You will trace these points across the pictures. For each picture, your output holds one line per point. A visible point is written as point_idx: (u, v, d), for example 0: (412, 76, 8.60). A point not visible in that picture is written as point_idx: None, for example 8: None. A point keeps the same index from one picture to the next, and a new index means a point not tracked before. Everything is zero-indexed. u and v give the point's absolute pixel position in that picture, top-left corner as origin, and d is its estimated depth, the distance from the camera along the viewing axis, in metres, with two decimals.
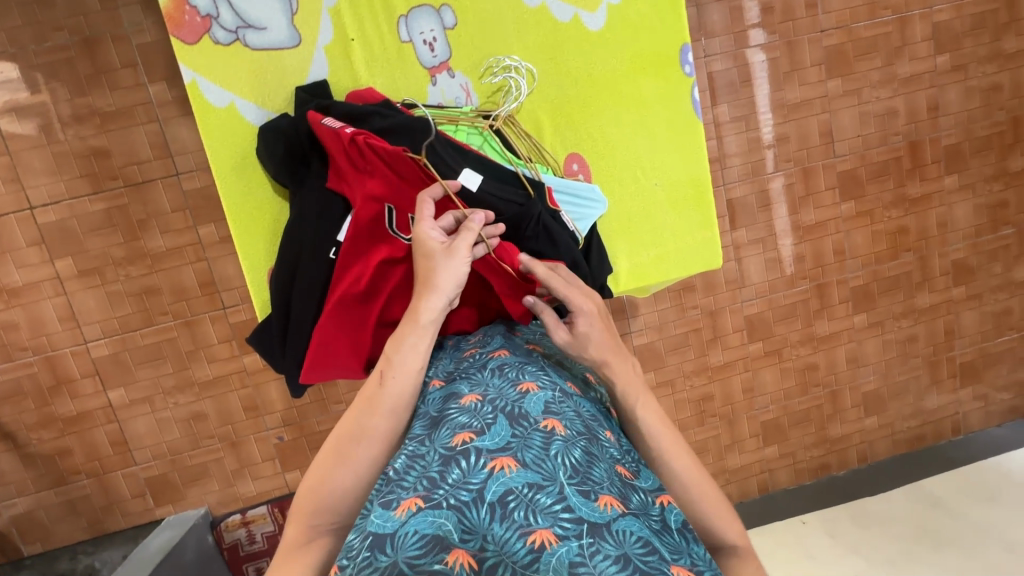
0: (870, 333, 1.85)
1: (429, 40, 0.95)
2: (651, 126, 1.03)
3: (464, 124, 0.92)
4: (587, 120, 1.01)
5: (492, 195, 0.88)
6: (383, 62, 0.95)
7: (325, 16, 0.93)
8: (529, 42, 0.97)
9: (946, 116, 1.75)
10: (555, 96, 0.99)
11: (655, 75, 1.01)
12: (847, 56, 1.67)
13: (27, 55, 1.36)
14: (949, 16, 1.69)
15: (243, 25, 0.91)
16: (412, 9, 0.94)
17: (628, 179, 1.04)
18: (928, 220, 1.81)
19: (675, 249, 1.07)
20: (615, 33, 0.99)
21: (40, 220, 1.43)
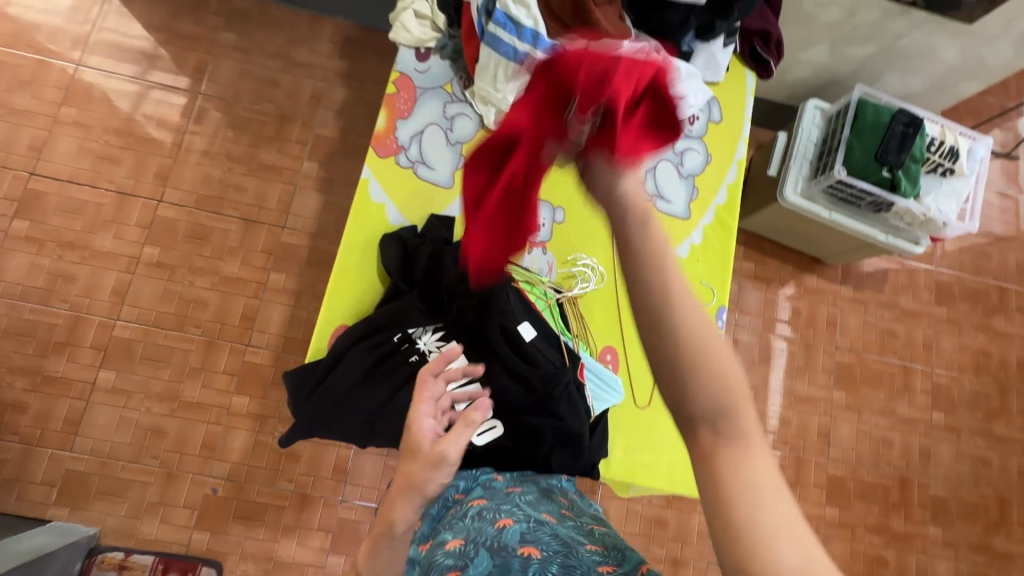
0: None
1: (538, 223, 1.22)
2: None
3: (538, 289, 1.14)
4: (631, 326, 1.19)
5: (538, 350, 1.06)
6: None
7: None
8: (610, 254, 1.22)
9: (936, 467, 1.86)
10: (613, 298, 1.20)
11: None
12: (854, 376, 1.89)
13: (238, 107, 1.76)
14: (946, 382, 1.93)
15: (421, 161, 1.20)
16: (537, 199, 1.23)
17: (647, 386, 1.17)
18: (908, 562, 1.79)
19: (667, 464, 1.14)
20: None
21: (159, 212, 1.67)
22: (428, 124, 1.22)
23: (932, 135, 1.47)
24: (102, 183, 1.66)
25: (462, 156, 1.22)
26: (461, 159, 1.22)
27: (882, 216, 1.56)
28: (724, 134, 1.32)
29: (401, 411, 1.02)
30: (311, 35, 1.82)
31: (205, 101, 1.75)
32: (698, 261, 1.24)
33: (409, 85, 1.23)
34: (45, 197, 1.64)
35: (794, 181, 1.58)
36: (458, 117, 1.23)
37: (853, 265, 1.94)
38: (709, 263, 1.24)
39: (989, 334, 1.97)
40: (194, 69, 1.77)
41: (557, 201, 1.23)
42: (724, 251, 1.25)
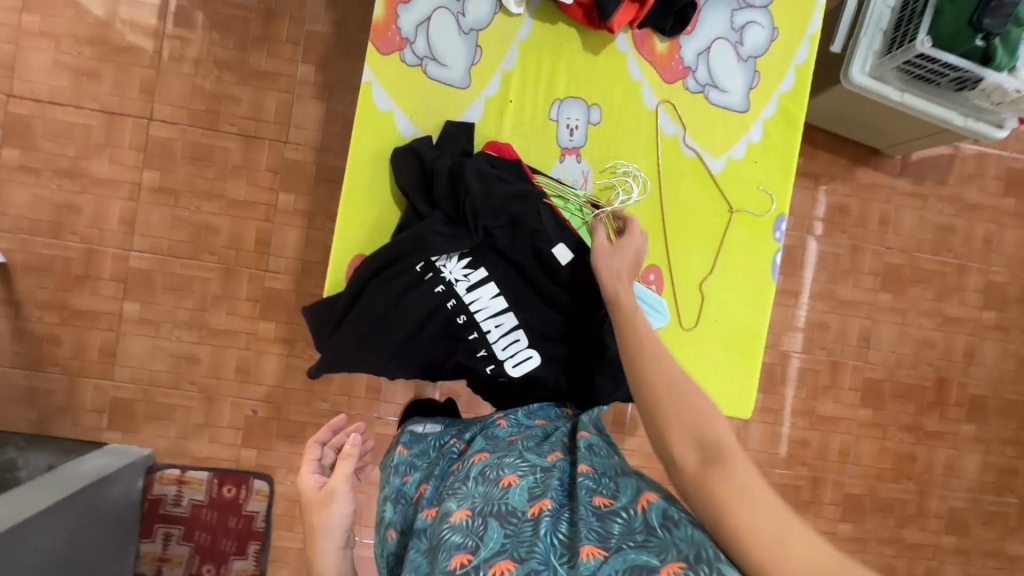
0: (850, 547, 1.79)
1: (571, 126, 1.07)
2: (729, 268, 1.10)
3: (573, 203, 1.02)
4: (677, 241, 1.09)
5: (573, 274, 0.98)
6: (527, 128, 1.06)
7: (498, 75, 1.05)
8: (653, 159, 1.08)
9: (978, 367, 1.81)
10: (657, 210, 1.08)
11: (747, 229, 1.10)
12: (903, 277, 1.77)
13: (216, 3, 1.54)
14: (1002, 280, 1.80)
15: (430, 57, 1.03)
16: (568, 97, 1.06)
17: (694, 305, 1.09)
18: (937, 457, 1.80)
19: (712, 384, 1.10)
20: (726, 181, 1.09)
21: (153, 133, 1.54)
22: (434, 9, 1.03)
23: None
24: (85, 101, 1.53)
25: (478, 47, 1.04)
26: (477, 51, 1.04)
27: (964, 95, 1.33)
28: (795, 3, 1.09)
29: (432, 342, 0.99)
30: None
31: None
32: (754, 163, 1.10)
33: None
34: (29, 121, 1.52)
35: (863, 58, 1.36)
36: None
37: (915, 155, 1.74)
38: (767, 165, 1.10)
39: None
40: None
41: (593, 97, 1.07)
42: (784, 152, 1.10)
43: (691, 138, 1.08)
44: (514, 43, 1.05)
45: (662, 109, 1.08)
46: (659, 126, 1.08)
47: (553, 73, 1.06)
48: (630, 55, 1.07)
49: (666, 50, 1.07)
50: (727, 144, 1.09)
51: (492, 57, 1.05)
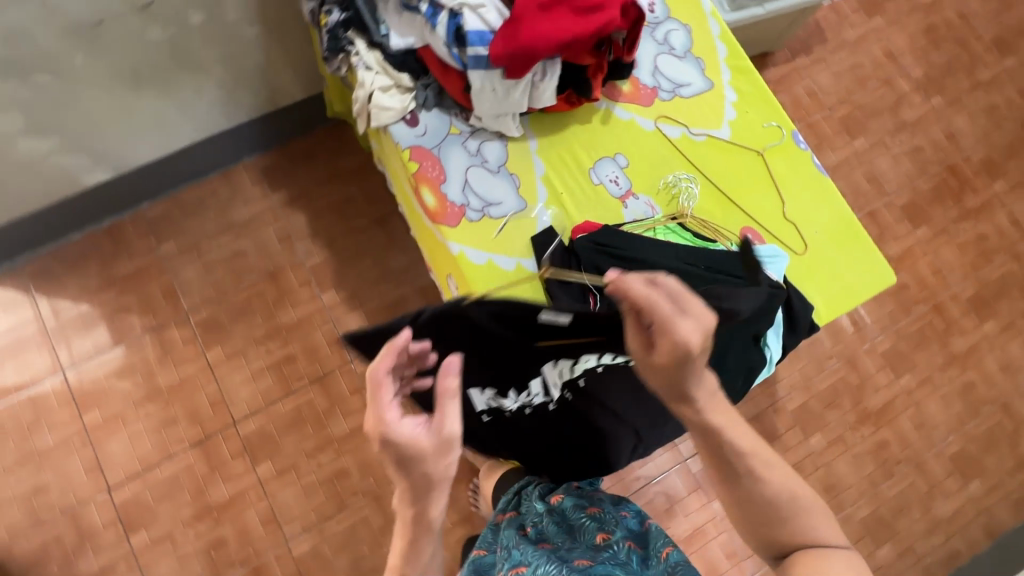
0: (1007, 338, 1.86)
1: (614, 180, 1.18)
2: (794, 193, 1.25)
3: (659, 226, 1.12)
4: (746, 200, 1.23)
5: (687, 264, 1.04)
6: (587, 201, 1.15)
7: (540, 182, 1.16)
8: (684, 158, 1.22)
9: (965, 139, 2.01)
10: (715, 190, 1.22)
11: (781, 156, 1.26)
12: (859, 119, 1.99)
13: (229, 297, 1.68)
14: (923, 70, 2.06)
15: (486, 204, 1.11)
16: (596, 161, 1.19)
17: (794, 234, 1.22)
18: (1000, 223, 1.95)
19: (853, 276, 1.21)
20: (740, 137, 1.26)
21: (243, 432, 1.60)
22: (465, 171, 1.12)
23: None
24: (175, 447, 1.58)
25: (512, 175, 1.14)
26: (513, 178, 1.14)
27: None
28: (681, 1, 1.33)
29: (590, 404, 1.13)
30: (235, 190, 1.73)
31: (196, 314, 1.66)
32: (746, 112, 1.28)
33: (424, 149, 1.10)
34: (140, 499, 1.55)
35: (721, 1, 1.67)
36: (483, 142, 1.14)
37: (796, 36, 2.01)
38: (756, 105, 1.28)
39: (924, 11, 2.10)
40: (165, 296, 1.66)
41: (612, 149, 1.20)
42: (760, 91, 1.28)
43: (694, 127, 1.25)
44: (534, 154, 1.17)
45: (662, 125, 1.23)
46: (668, 135, 1.23)
47: (575, 154, 1.18)
48: (612, 107, 1.22)
49: (631, 86, 1.25)
50: (719, 113, 1.27)
51: (526, 173, 1.15)
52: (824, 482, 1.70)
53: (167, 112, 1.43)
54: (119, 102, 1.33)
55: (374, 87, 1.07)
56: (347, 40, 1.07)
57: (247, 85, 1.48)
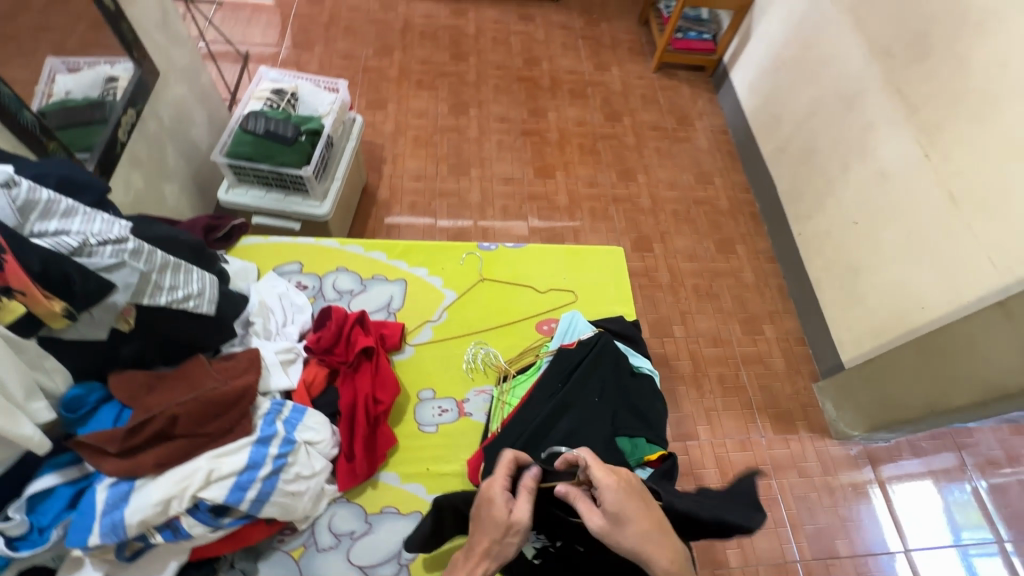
0: (702, 144, 2.28)
1: (442, 411, 0.90)
2: (527, 269, 1.06)
3: (505, 397, 0.90)
4: (515, 313, 1.01)
5: (565, 414, 0.86)
6: (447, 447, 0.86)
7: (404, 483, 0.83)
8: (452, 341, 0.96)
9: (509, 114, 2.24)
10: (498, 332, 0.98)
11: (478, 261, 1.06)
12: (457, 161, 2.07)
13: None
14: (444, 103, 2.22)
15: (398, 559, 0.76)
16: (410, 417, 0.88)
17: (560, 294, 1.04)
18: (606, 97, 2.37)
19: (605, 266, 1.09)
20: (451, 277, 1.03)
21: None
22: (348, 561, 0.76)
23: (260, 104, 1.50)
24: None
25: (382, 509, 0.80)
26: (387, 509, 0.80)
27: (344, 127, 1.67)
28: (280, 255, 1.01)
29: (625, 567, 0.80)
30: None
31: None
32: (422, 258, 1.04)
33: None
34: None
35: (227, 182, 1.48)
36: (327, 521, 0.78)
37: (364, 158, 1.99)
38: (417, 248, 1.05)
39: (448, 48, 2.42)
40: None
41: (403, 404, 0.90)
42: (428, 243, 1.06)
43: (422, 314, 0.98)
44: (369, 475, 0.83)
45: (413, 341, 0.96)
46: (421, 341, 0.96)
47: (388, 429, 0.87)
48: None
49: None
50: (417, 282, 1.02)
51: (382, 494, 0.81)
52: (762, 375, 1.74)
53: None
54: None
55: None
56: None
57: None
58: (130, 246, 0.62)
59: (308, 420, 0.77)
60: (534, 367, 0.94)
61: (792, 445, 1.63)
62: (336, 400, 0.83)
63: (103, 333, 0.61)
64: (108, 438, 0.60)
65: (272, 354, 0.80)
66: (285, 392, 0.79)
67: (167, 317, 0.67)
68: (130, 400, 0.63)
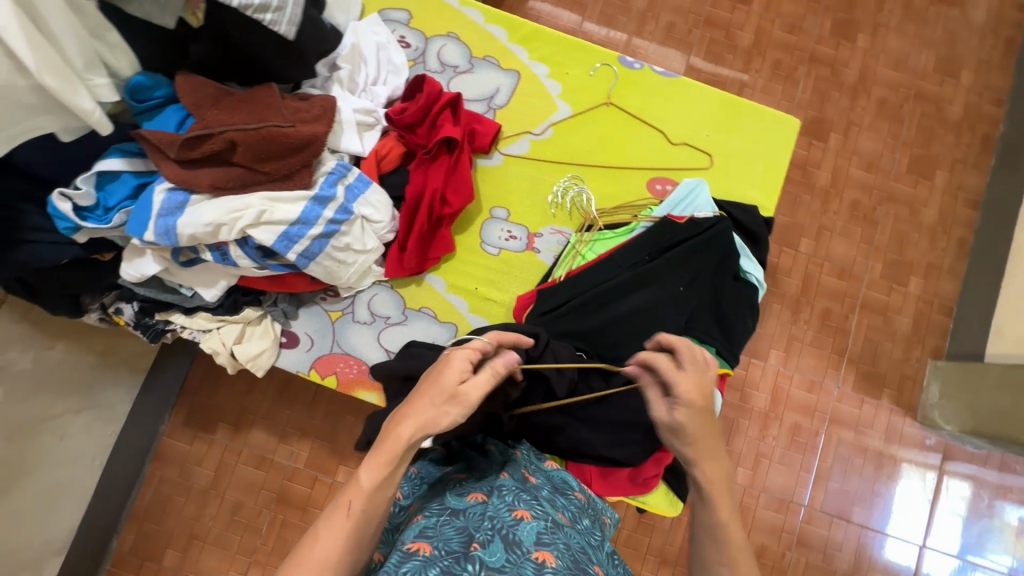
0: (978, 14, 1.60)
1: (510, 237, 0.80)
2: (667, 107, 0.84)
3: (584, 246, 0.79)
4: (633, 157, 0.82)
5: (642, 290, 0.75)
6: (505, 276, 0.80)
7: (452, 294, 0.79)
8: (550, 165, 0.82)
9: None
10: (605, 173, 0.82)
11: (614, 78, 0.84)
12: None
13: (264, 552, 1.29)
14: None
15: None
16: (477, 230, 0.80)
17: (695, 155, 0.83)
18: None
19: (768, 141, 0.83)
20: (575, 88, 0.84)
21: None
22: (379, 341, 0.77)
23: None
24: None
25: (421, 309, 0.78)
26: (425, 310, 0.78)
27: None
28: None
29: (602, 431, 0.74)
30: (180, 458, 1.32)
31: None
32: (550, 54, 0.84)
33: (325, 355, 0.77)
34: None
35: None
36: (368, 298, 0.78)
37: None
38: (548, 38, 0.84)
39: None
40: None
41: (476, 213, 0.81)
42: (562, 35, 0.84)
43: (527, 122, 0.83)
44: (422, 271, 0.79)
45: (504, 149, 0.82)
46: (516, 152, 0.82)
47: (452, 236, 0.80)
48: None
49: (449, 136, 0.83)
50: (534, 81, 0.84)
51: (428, 295, 0.79)
52: (875, 328, 1.48)
53: (68, 438, 1.08)
54: (13, 506, 0.97)
55: (228, 347, 0.74)
56: (163, 321, 0.74)
57: (117, 379, 1.15)
58: None
59: (369, 194, 0.70)
60: (627, 227, 0.80)
61: (864, 407, 1.44)
62: (404, 184, 0.75)
63: (170, 21, 0.53)
64: (168, 140, 0.57)
65: (350, 110, 0.71)
66: (355, 158, 0.72)
67: (243, 26, 0.57)
68: (192, 107, 0.58)
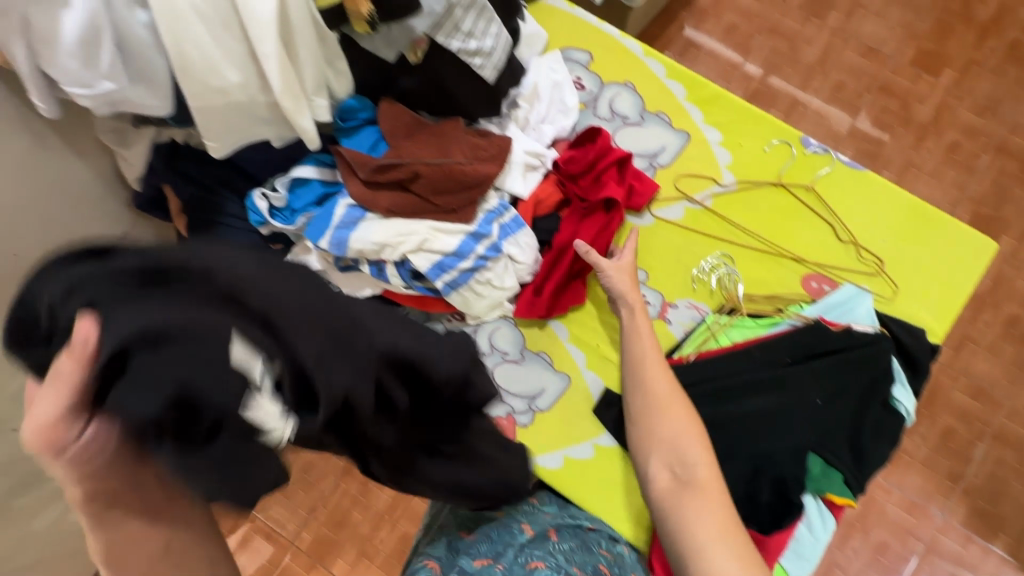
0: None
1: (643, 301, 0.78)
2: (842, 200, 0.77)
3: (719, 329, 0.76)
4: (792, 249, 0.77)
5: (777, 393, 0.70)
6: None
7: (571, 346, 0.79)
8: (701, 237, 0.79)
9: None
10: (757, 258, 0.77)
11: (788, 160, 0.79)
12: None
13: None
14: None
15: (529, 399, 0.78)
16: (612, 288, 0.79)
17: (861, 260, 0.76)
18: None
19: (948, 263, 0.75)
20: (745, 162, 0.79)
21: None
22: (492, 374, 0.78)
23: None
24: None
25: (539, 352, 0.79)
26: (541, 355, 0.79)
27: None
28: (573, 36, 0.84)
29: None
30: None
31: None
32: (727, 122, 0.80)
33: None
34: None
35: None
36: (490, 330, 0.79)
37: None
38: (727, 106, 0.81)
39: None
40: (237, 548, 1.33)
41: None
42: (742, 104, 0.81)
43: (686, 187, 0.80)
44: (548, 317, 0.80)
45: (657, 211, 0.80)
46: (669, 217, 0.80)
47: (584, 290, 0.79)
48: None
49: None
50: (702, 147, 0.80)
51: (548, 342, 0.79)
52: None
53: None
54: None
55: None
56: None
57: None
58: None
59: (522, 236, 0.71)
60: (770, 319, 0.75)
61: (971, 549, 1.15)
62: (554, 231, 0.75)
63: (391, 56, 0.58)
64: (362, 163, 0.62)
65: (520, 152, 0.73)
66: (514, 198, 0.73)
67: (453, 68, 0.60)
68: (389, 136, 0.63)
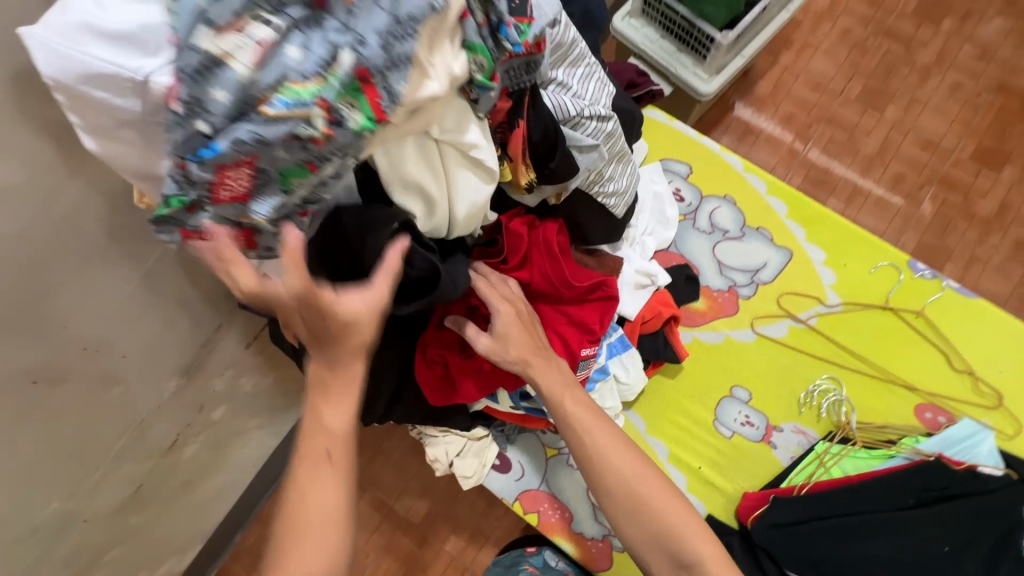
0: None
1: (747, 423, 0.76)
2: (955, 327, 0.76)
3: (831, 458, 0.73)
4: (901, 376, 0.75)
5: (901, 536, 0.67)
6: (733, 463, 0.75)
7: (671, 467, 0.75)
8: (807, 358, 0.77)
9: (1000, 49, 1.45)
10: (867, 384, 0.75)
11: (895, 284, 0.78)
12: (879, 88, 1.44)
13: None
14: None
15: None
16: (714, 406, 0.77)
17: (977, 392, 0.74)
18: None
19: None
20: (851, 283, 0.79)
21: None
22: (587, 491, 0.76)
23: None
24: None
25: None
26: None
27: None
28: (673, 148, 0.86)
29: None
30: None
31: None
32: (831, 243, 0.80)
33: (531, 490, 0.77)
34: None
35: (629, 5, 1.16)
36: None
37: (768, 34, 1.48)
38: (831, 226, 0.81)
39: None
40: None
41: (717, 387, 0.77)
42: (846, 225, 0.80)
43: (791, 306, 0.79)
44: (647, 435, 0.76)
45: (760, 327, 0.78)
46: (774, 335, 0.78)
47: (686, 407, 0.77)
48: (693, 336, 0.79)
49: (705, 299, 0.80)
50: (807, 267, 0.80)
51: None
52: None
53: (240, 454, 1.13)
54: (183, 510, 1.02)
55: (448, 458, 0.77)
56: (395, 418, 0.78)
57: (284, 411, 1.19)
58: (607, 127, 0.58)
59: (627, 358, 0.72)
60: (883, 451, 0.73)
61: None
62: (659, 350, 0.74)
63: (531, 200, 0.59)
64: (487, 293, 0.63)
65: (631, 271, 0.72)
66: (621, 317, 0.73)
67: (590, 207, 0.63)
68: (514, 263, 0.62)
